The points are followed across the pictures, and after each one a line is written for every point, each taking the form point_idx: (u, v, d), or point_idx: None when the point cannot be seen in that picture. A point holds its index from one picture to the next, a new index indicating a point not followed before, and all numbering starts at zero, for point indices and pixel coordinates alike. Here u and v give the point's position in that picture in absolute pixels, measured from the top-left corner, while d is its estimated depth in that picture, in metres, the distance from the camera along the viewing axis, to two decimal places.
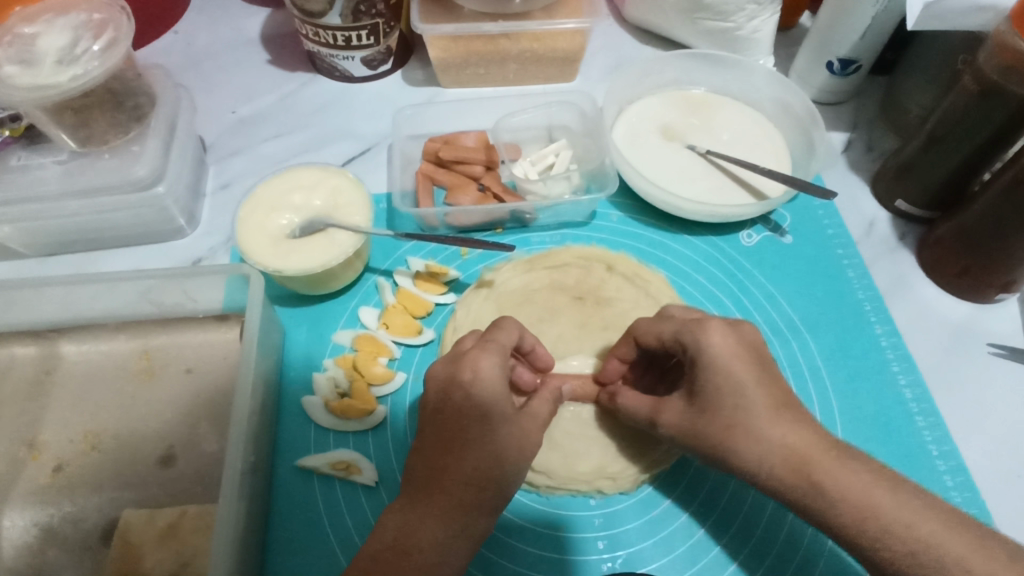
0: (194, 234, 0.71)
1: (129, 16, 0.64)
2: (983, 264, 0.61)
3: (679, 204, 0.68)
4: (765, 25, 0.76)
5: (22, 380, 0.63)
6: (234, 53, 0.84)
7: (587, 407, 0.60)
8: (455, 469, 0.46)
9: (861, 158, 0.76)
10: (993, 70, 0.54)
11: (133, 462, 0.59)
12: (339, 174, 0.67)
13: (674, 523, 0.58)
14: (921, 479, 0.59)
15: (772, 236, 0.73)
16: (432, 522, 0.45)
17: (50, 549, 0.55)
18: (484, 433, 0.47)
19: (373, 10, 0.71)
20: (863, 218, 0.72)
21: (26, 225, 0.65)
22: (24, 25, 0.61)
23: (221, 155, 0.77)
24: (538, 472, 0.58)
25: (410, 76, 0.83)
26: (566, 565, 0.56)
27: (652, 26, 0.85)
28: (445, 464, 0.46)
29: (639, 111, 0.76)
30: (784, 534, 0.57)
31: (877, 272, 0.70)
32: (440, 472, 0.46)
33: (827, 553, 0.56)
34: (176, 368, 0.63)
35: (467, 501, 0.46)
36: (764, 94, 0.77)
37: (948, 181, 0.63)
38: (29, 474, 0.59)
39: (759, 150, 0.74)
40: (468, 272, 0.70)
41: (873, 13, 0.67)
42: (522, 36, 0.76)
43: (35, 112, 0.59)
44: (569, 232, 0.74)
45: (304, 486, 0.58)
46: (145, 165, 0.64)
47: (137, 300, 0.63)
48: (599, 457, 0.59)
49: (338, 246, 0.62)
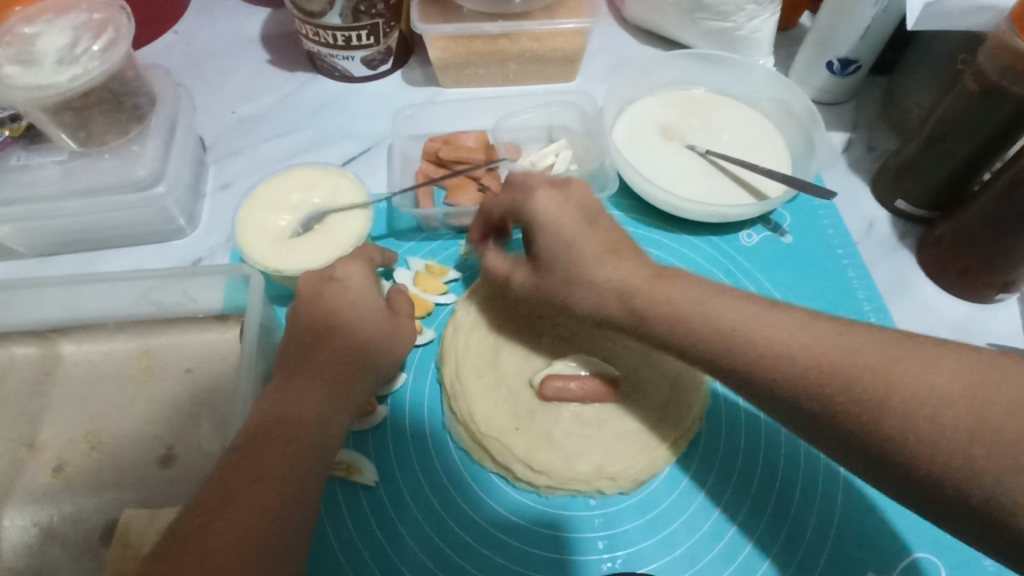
0: (194, 234, 0.71)
1: (129, 16, 0.64)
2: (983, 264, 0.61)
3: (678, 203, 0.68)
4: (765, 25, 0.76)
5: (22, 380, 0.63)
6: (234, 53, 0.84)
7: (587, 406, 0.60)
8: (330, 346, 0.50)
9: (862, 157, 0.76)
10: (993, 70, 0.54)
11: (133, 461, 0.59)
12: (339, 174, 0.67)
13: (675, 523, 0.58)
14: None
15: (772, 236, 0.73)
16: (311, 394, 0.48)
17: (51, 549, 0.56)
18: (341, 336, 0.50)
19: (372, 10, 0.71)
20: (863, 217, 0.73)
21: (26, 226, 0.65)
22: (24, 26, 0.61)
23: (220, 155, 0.77)
24: (538, 472, 0.57)
25: (410, 76, 0.83)
26: (566, 564, 0.56)
27: (652, 26, 0.85)
28: (322, 347, 0.50)
29: (639, 111, 0.76)
30: (784, 531, 0.58)
31: (877, 273, 0.70)
32: (318, 353, 0.49)
33: (827, 551, 0.57)
34: (175, 368, 0.63)
35: (344, 377, 0.49)
36: (763, 94, 0.77)
37: (947, 181, 0.63)
38: (28, 474, 0.59)
39: (759, 150, 0.74)
40: (468, 271, 0.70)
41: (873, 13, 0.67)
42: (522, 35, 0.76)
43: (35, 112, 0.59)
44: None
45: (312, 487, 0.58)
46: (145, 165, 0.64)
47: (137, 300, 0.63)
48: (598, 457, 0.58)
49: (337, 244, 0.62)
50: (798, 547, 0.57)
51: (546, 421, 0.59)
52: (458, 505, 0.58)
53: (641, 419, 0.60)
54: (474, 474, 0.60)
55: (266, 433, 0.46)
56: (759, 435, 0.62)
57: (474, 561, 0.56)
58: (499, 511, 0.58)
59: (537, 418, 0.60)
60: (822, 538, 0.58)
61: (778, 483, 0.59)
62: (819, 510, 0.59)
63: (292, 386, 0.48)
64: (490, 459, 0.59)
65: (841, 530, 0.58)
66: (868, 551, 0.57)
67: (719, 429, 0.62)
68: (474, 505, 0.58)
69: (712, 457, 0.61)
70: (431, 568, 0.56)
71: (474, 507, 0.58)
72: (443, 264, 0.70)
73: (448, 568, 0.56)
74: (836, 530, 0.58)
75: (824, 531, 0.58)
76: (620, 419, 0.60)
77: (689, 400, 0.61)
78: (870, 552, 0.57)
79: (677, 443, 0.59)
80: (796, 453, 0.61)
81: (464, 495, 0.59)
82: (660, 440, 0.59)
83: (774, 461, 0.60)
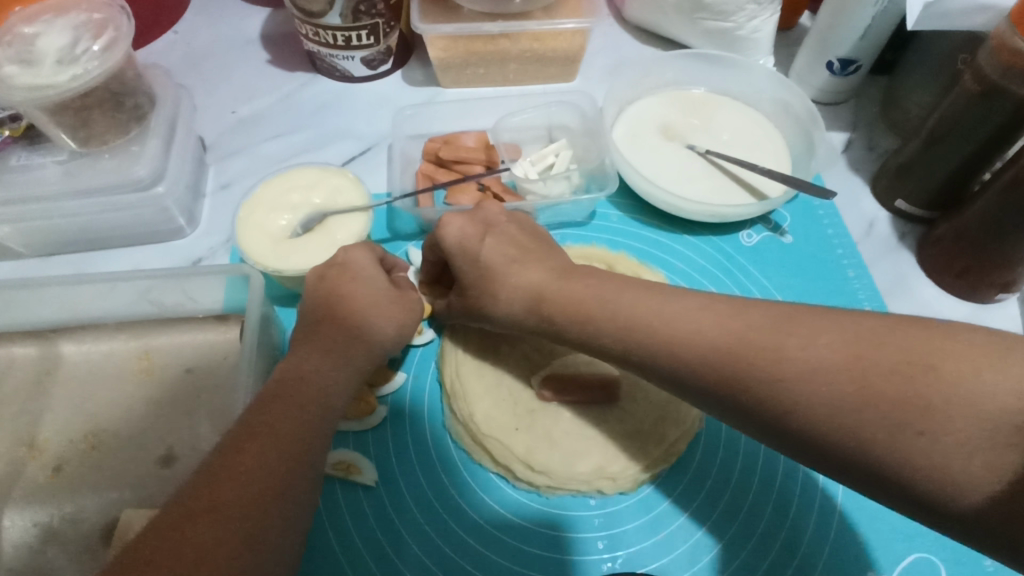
0: (194, 234, 0.71)
1: (129, 16, 0.64)
2: (983, 263, 0.61)
3: (678, 203, 0.68)
4: (765, 25, 0.76)
5: (22, 380, 0.63)
6: (234, 53, 0.84)
7: (587, 406, 0.60)
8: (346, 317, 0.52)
9: (862, 157, 0.76)
10: (993, 70, 0.54)
11: (133, 462, 0.59)
12: (339, 174, 0.67)
13: (675, 523, 0.58)
14: None
15: (772, 236, 0.73)
16: (324, 360, 0.49)
17: (51, 549, 0.56)
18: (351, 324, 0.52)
19: (372, 10, 0.71)
20: (863, 217, 0.73)
21: (26, 225, 0.65)
22: (24, 25, 0.61)
23: (220, 155, 0.77)
24: (538, 472, 0.57)
25: (410, 76, 0.83)
26: (566, 565, 0.56)
27: (652, 26, 0.85)
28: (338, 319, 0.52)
29: (639, 111, 0.76)
30: (784, 532, 0.58)
31: (877, 273, 0.70)
32: (334, 325, 0.51)
33: (826, 552, 0.57)
34: (175, 368, 0.63)
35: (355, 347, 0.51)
36: (764, 94, 0.77)
37: (947, 181, 0.63)
38: (28, 474, 0.59)
39: (759, 150, 0.74)
40: None
41: (873, 14, 0.67)
42: (522, 36, 0.76)
43: (35, 112, 0.59)
44: (570, 232, 0.74)
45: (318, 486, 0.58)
46: (145, 165, 0.64)
47: (137, 300, 0.63)
48: (598, 457, 0.58)
49: (338, 244, 0.62)
50: (798, 546, 0.57)
51: (545, 422, 0.59)
52: (458, 505, 0.58)
53: (641, 419, 0.60)
54: (474, 474, 0.60)
55: (265, 412, 0.45)
56: None
57: (474, 562, 0.56)
58: (499, 511, 0.58)
59: (537, 418, 0.60)
60: (822, 539, 0.58)
61: (778, 483, 0.59)
62: (818, 511, 0.58)
63: (292, 369, 0.49)
64: (490, 459, 0.59)
65: (841, 531, 0.58)
66: (867, 552, 0.57)
67: (719, 428, 0.62)
68: (474, 505, 0.58)
69: (711, 459, 0.60)
70: (431, 568, 0.56)
71: (473, 507, 0.58)
72: None
73: (447, 568, 0.56)
74: (836, 531, 0.58)
75: (823, 532, 0.58)
76: (620, 420, 0.60)
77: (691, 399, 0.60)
78: (870, 552, 0.57)
79: (678, 442, 0.59)
80: None
81: (463, 495, 0.59)
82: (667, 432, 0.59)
83: (774, 461, 0.60)
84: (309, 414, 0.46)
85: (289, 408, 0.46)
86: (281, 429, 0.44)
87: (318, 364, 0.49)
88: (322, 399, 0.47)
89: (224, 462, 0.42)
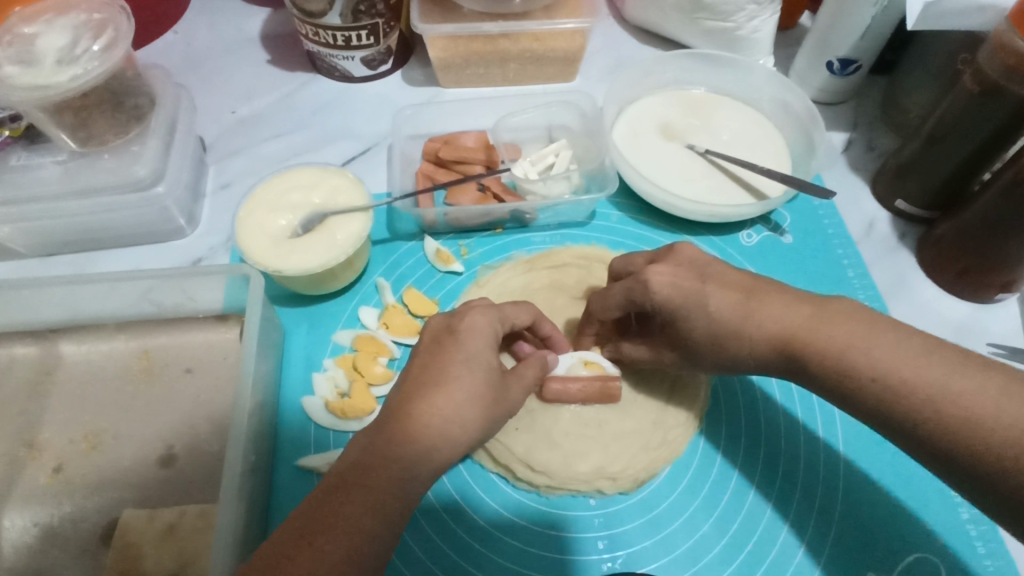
0: (194, 235, 0.71)
1: (129, 16, 0.64)
2: (983, 263, 0.61)
3: (677, 203, 0.69)
4: (765, 25, 0.76)
5: (22, 380, 0.63)
6: (234, 53, 0.84)
7: (588, 408, 0.61)
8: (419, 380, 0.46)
9: (862, 157, 0.76)
10: (993, 70, 0.54)
11: (132, 461, 0.59)
12: (340, 174, 0.67)
13: (675, 523, 0.58)
14: (925, 491, 0.59)
15: (772, 236, 0.73)
16: (397, 445, 0.43)
17: (51, 550, 0.55)
18: (422, 376, 0.47)
19: (372, 10, 0.71)
20: (863, 217, 0.72)
21: (25, 226, 0.65)
22: (24, 25, 0.61)
23: (220, 155, 0.77)
24: (538, 471, 0.58)
25: (410, 76, 0.83)
26: (566, 564, 0.56)
27: (652, 27, 0.85)
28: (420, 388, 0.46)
29: (639, 111, 0.76)
30: (783, 536, 0.57)
31: (877, 273, 0.70)
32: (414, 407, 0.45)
33: (826, 554, 0.56)
34: (175, 368, 0.63)
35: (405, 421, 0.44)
36: (764, 94, 0.77)
37: (947, 182, 0.63)
38: (29, 474, 0.59)
39: (759, 150, 0.74)
40: (468, 270, 0.71)
41: (873, 13, 0.67)
42: (522, 35, 0.76)
43: (35, 112, 0.59)
44: (570, 232, 0.74)
45: (306, 485, 0.58)
46: (145, 165, 0.64)
47: (137, 301, 0.63)
48: (598, 457, 0.59)
49: (338, 245, 0.61)
50: (797, 550, 0.57)
51: (546, 422, 0.61)
52: (459, 506, 0.58)
53: (640, 419, 0.61)
54: (475, 475, 0.59)
55: (344, 499, 0.41)
56: (757, 439, 0.61)
57: (474, 561, 0.56)
58: (499, 511, 0.58)
59: (537, 419, 0.61)
60: (821, 540, 0.57)
61: (777, 484, 0.59)
62: (819, 511, 0.58)
63: (374, 449, 0.43)
64: (490, 458, 0.59)
65: (843, 531, 0.57)
66: (867, 549, 0.57)
67: (719, 426, 0.62)
68: (474, 505, 0.58)
69: (711, 463, 0.60)
70: (431, 568, 0.56)
71: (473, 507, 0.58)
72: (450, 248, 0.72)
73: (447, 568, 0.56)
74: (835, 535, 0.57)
75: (823, 534, 0.57)
76: (620, 420, 0.61)
77: (689, 398, 0.62)
78: (872, 555, 0.56)
79: (676, 444, 0.61)
80: (794, 459, 0.60)
81: (463, 495, 0.59)
82: (676, 416, 0.62)
83: (773, 461, 0.60)
84: (379, 492, 0.42)
85: (364, 497, 0.41)
86: (356, 527, 0.41)
87: (399, 463, 0.43)
88: (394, 485, 0.42)
89: (298, 539, 0.40)
